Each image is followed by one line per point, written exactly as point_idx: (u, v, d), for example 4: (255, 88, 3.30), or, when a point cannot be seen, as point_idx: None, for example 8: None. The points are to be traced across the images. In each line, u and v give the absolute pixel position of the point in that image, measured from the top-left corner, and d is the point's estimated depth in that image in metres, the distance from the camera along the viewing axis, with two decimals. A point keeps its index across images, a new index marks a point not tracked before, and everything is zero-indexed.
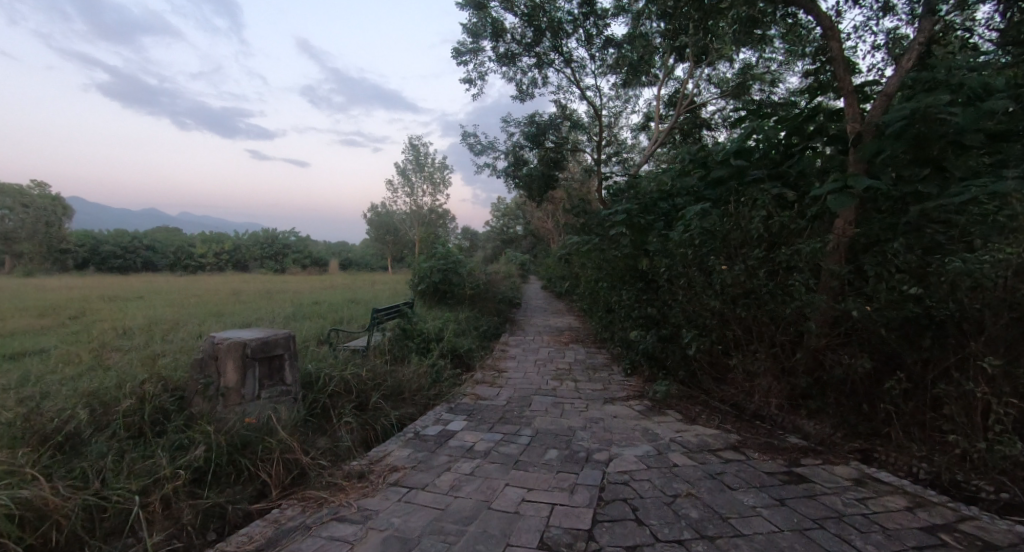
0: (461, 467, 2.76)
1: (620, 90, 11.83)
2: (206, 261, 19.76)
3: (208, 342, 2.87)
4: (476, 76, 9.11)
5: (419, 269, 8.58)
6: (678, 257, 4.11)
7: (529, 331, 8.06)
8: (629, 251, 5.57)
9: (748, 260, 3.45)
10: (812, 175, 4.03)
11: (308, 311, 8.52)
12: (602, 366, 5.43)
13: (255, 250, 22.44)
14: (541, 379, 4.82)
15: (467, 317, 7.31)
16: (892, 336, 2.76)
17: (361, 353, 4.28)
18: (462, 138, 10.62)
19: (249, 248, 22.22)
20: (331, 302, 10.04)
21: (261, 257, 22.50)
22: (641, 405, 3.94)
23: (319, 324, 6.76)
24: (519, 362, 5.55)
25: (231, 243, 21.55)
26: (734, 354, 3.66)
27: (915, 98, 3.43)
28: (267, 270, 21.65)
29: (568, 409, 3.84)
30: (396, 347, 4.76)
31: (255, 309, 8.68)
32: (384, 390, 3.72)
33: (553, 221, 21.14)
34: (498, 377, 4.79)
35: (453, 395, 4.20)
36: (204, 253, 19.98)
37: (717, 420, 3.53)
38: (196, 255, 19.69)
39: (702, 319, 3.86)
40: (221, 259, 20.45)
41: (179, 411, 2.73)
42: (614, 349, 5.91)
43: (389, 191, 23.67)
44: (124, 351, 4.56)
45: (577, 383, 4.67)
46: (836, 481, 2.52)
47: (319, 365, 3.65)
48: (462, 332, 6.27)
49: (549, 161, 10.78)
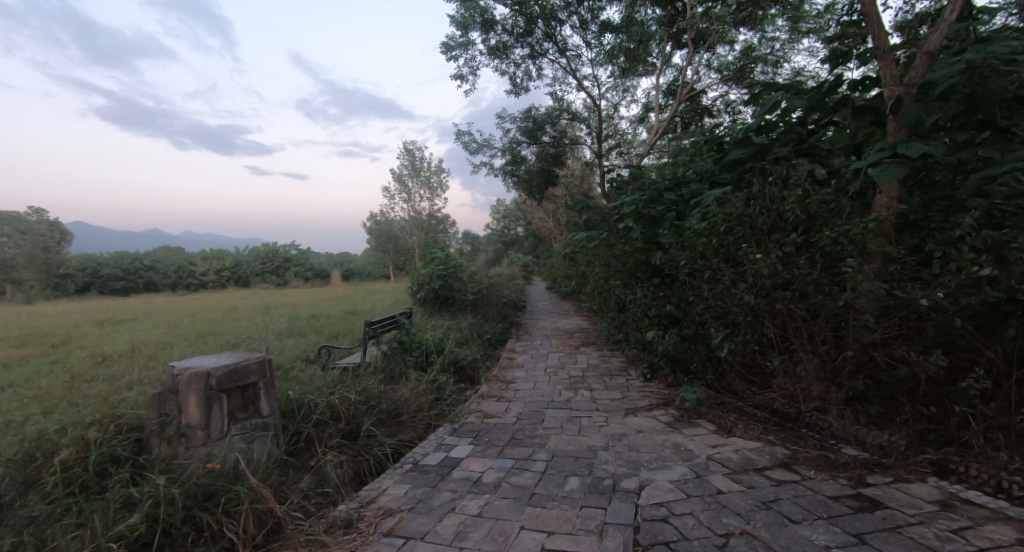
0: (466, 506, 2.33)
1: (617, 80, 11.45)
2: (207, 281, 19.13)
3: (167, 374, 2.47)
4: (467, 72, 8.72)
5: (418, 276, 8.19)
6: (699, 248, 3.68)
7: (537, 335, 7.63)
8: (640, 246, 5.15)
9: (783, 246, 3.02)
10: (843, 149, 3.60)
11: (304, 326, 8.14)
12: (618, 371, 5.01)
13: (256, 266, 22.16)
14: (554, 389, 4.40)
15: (470, 324, 6.90)
16: (967, 327, 2.33)
17: (353, 371, 3.88)
18: (456, 137, 10.22)
19: (249, 263, 21.93)
20: (329, 316, 9.66)
21: (263, 272, 22.22)
22: (668, 416, 3.51)
23: (315, 340, 6.37)
24: (528, 371, 5.13)
25: (232, 259, 21.30)
26: (771, 354, 3.23)
27: (964, 53, 3.00)
28: (269, 284, 21.34)
29: (586, 425, 3.42)
30: (393, 363, 4.37)
31: (250, 327, 8.32)
32: (378, 414, 3.33)
33: (555, 220, 20.80)
34: (505, 390, 4.38)
35: (457, 413, 3.79)
36: (205, 272, 19.52)
37: (758, 430, 3.10)
38: (197, 274, 19.45)
39: (731, 315, 3.43)
40: (222, 277, 20.04)
41: (133, 457, 2.33)
42: (630, 352, 5.49)
43: (386, 198, 23.35)
44: (96, 382, 4.18)
45: (593, 393, 4.25)
46: (918, 506, 2.09)
47: (303, 390, 3.25)
48: (465, 341, 5.88)
49: (547, 157, 10.38)
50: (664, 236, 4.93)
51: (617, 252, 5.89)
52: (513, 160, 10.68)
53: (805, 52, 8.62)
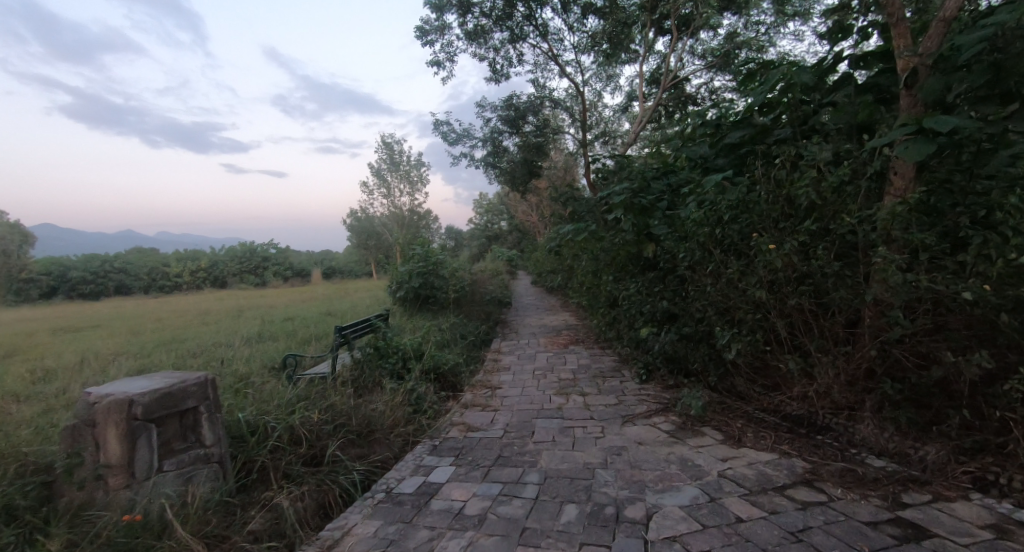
0: (446, 549, 1.97)
1: (599, 68, 11.12)
2: (181, 281, 17.19)
3: (81, 403, 2.05)
4: (444, 58, 8.27)
5: (397, 275, 7.75)
6: (701, 238, 3.37)
7: (523, 334, 7.27)
8: (631, 238, 4.84)
9: (797, 235, 2.72)
10: (852, 128, 3.32)
11: (276, 330, 7.64)
12: (610, 372, 4.70)
13: (231, 264, 20.20)
14: (543, 395, 4.06)
15: (452, 324, 6.51)
16: (1014, 322, 2.05)
17: (320, 383, 3.48)
18: (435, 128, 9.76)
19: (226, 262, 20.00)
20: (304, 318, 9.12)
21: (239, 272, 20.28)
22: (670, 424, 3.21)
23: (285, 346, 5.91)
24: (515, 375, 4.77)
25: (208, 258, 19.56)
26: (783, 354, 2.95)
27: (985, 19, 2.73)
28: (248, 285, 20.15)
29: (581, 437, 3.09)
30: (367, 372, 3.97)
31: (217, 332, 7.76)
32: (347, 434, 2.94)
33: (539, 213, 20.46)
34: (491, 398, 4.03)
35: (437, 427, 3.43)
36: (179, 273, 17.53)
37: (770, 439, 2.82)
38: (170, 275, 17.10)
39: (737, 311, 3.14)
40: (196, 277, 18.08)
41: (38, 507, 1.92)
42: (622, 350, 5.19)
43: (365, 194, 22.66)
44: (25, 403, 3.68)
45: (586, 397, 3.93)
46: (970, 533, 1.80)
47: (257, 408, 2.83)
48: (447, 343, 5.50)
49: (530, 148, 10.00)
50: (656, 227, 4.63)
51: (606, 245, 5.57)
52: (494, 152, 10.27)
53: (791, 35, 8.40)
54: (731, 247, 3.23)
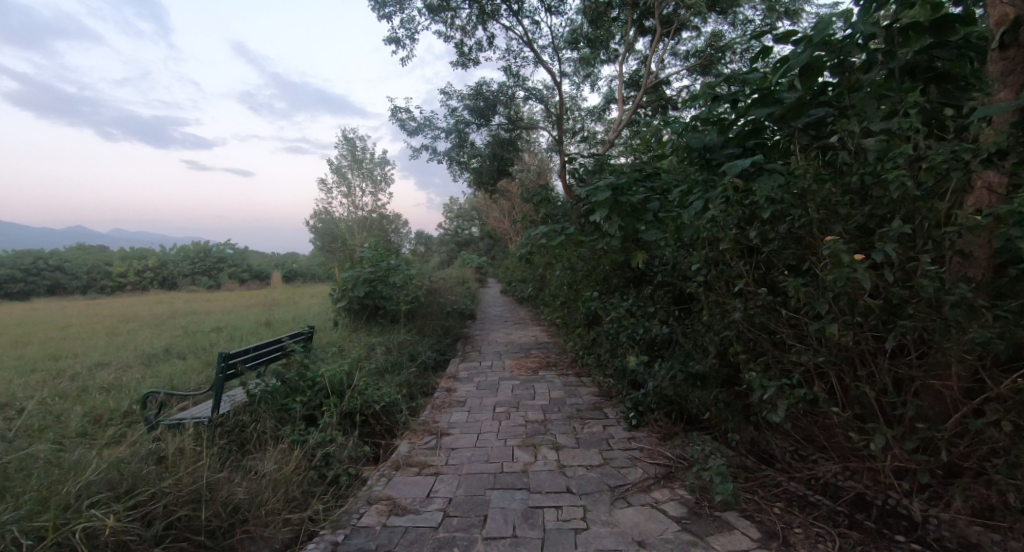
0: None
1: (577, 65, 10.38)
2: (127, 280, 14.47)
3: None
4: (404, 35, 7.25)
5: (340, 281, 6.62)
6: (725, 247, 2.46)
7: (486, 353, 6.27)
8: (616, 245, 3.93)
9: (884, 243, 1.81)
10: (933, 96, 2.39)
11: (190, 345, 6.29)
12: (590, 410, 3.77)
13: (185, 265, 17.25)
14: (504, 448, 3.05)
15: (401, 342, 5.43)
16: None
17: (176, 439, 2.37)
18: (393, 115, 8.69)
19: (177, 262, 17.03)
20: (234, 328, 7.81)
21: (193, 273, 17.27)
22: (680, 508, 2.27)
23: (185, 369, 4.68)
24: (470, 413, 3.77)
25: (155, 257, 16.29)
26: (849, 414, 2.04)
27: None
28: (202, 289, 17.05)
29: (555, 531, 2.09)
30: (260, 417, 2.87)
31: (113, 346, 6.31)
32: (183, 539, 1.84)
33: (509, 219, 19.63)
34: (435, 451, 3.01)
35: (351, 504, 2.37)
36: (123, 271, 14.61)
37: (831, 544, 1.92)
38: (114, 275, 14.11)
39: (781, 346, 2.24)
40: (145, 278, 15.18)
41: None
42: (603, 380, 4.27)
43: (324, 192, 21.17)
44: None
45: (560, 453, 2.95)
46: None
47: (19, 500, 1.70)
48: (389, 370, 4.44)
49: (500, 143, 9.08)
50: (647, 232, 3.73)
51: (584, 253, 4.66)
52: (460, 146, 9.26)
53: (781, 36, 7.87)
54: (767, 257, 2.32)
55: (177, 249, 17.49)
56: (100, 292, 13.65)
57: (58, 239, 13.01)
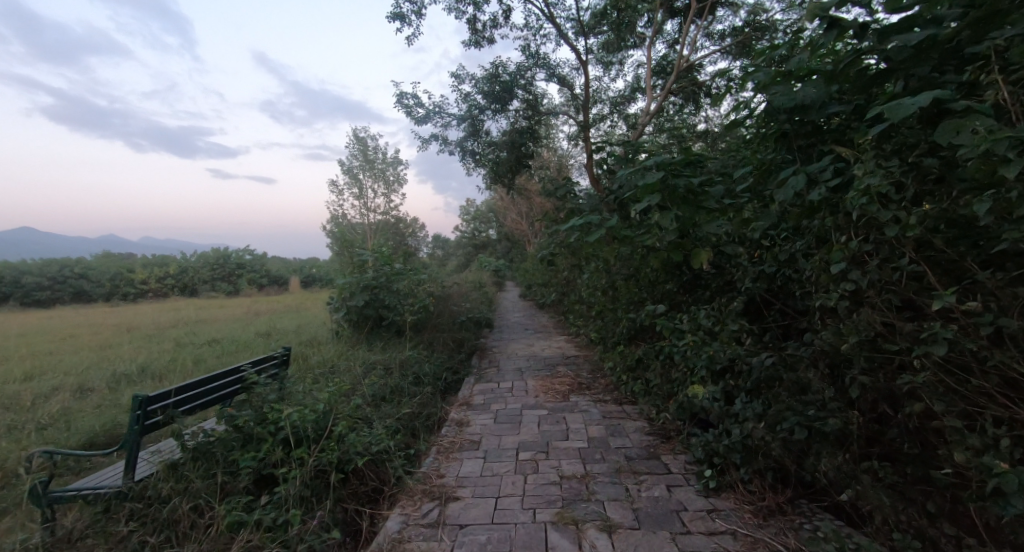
0: None
1: (600, 51, 9.51)
2: (148, 287, 13.94)
3: None
4: (410, 10, 6.47)
5: (339, 288, 5.82)
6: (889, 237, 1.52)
7: (504, 370, 5.38)
8: (669, 243, 3.02)
9: None
10: None
11: (174, 363, 5.52)
12: (644, 458, 2.85)
13: (204, 268, 16.13)
14: (534, 527, 2.14)
15: (404, 359, 4.61)
16: None
17: None
18: (400, 102, 7.91)
19: (196, 266, 15.92)
20: (231, 341, 7.07)
21: (213, 279, 16.12)
22: None
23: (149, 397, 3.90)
24: (487, 462, 2.88)
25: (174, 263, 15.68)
26: None
27: None
28: (221, 296, 15.69)
29: None
30: (191, 484, 2.06)
31: (90, 364, 5.56)
32: None
33: (528, 220, 18.76)
34: (435, 531, 2.14)
35: None
36: (144, 278, 14.10)
37: None
38: (135, 282, 13.60)
39: (1018, 403, 1.30)
40: (165, 284, 14.63)
41: None
42: (655, 412, 3.35)
43: (336, 194, 20.63)
44: None
45: (615, 539, 2.03)
46: None
47: None
48: (384, 399, 3.61)
49: (518, 132, 8.20)
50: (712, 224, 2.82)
51: (623, 253, 3.76)
52: (474, 137, 8.45)
53: None
54: (977, 249, 1.38)
55: (194, 254, 16.88)
56: (121, 299, 13.17)
57: (74, 246, 12.55)
